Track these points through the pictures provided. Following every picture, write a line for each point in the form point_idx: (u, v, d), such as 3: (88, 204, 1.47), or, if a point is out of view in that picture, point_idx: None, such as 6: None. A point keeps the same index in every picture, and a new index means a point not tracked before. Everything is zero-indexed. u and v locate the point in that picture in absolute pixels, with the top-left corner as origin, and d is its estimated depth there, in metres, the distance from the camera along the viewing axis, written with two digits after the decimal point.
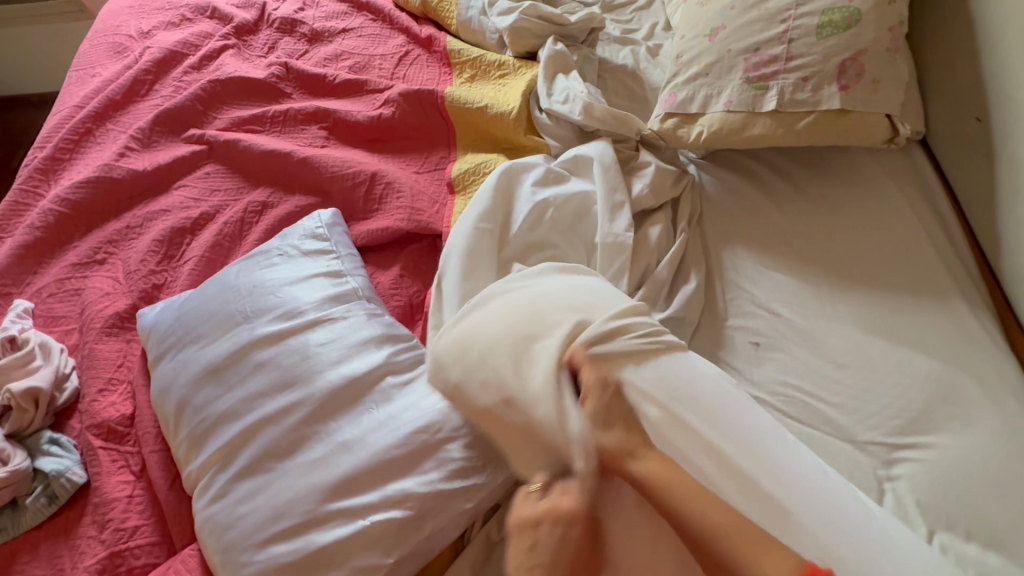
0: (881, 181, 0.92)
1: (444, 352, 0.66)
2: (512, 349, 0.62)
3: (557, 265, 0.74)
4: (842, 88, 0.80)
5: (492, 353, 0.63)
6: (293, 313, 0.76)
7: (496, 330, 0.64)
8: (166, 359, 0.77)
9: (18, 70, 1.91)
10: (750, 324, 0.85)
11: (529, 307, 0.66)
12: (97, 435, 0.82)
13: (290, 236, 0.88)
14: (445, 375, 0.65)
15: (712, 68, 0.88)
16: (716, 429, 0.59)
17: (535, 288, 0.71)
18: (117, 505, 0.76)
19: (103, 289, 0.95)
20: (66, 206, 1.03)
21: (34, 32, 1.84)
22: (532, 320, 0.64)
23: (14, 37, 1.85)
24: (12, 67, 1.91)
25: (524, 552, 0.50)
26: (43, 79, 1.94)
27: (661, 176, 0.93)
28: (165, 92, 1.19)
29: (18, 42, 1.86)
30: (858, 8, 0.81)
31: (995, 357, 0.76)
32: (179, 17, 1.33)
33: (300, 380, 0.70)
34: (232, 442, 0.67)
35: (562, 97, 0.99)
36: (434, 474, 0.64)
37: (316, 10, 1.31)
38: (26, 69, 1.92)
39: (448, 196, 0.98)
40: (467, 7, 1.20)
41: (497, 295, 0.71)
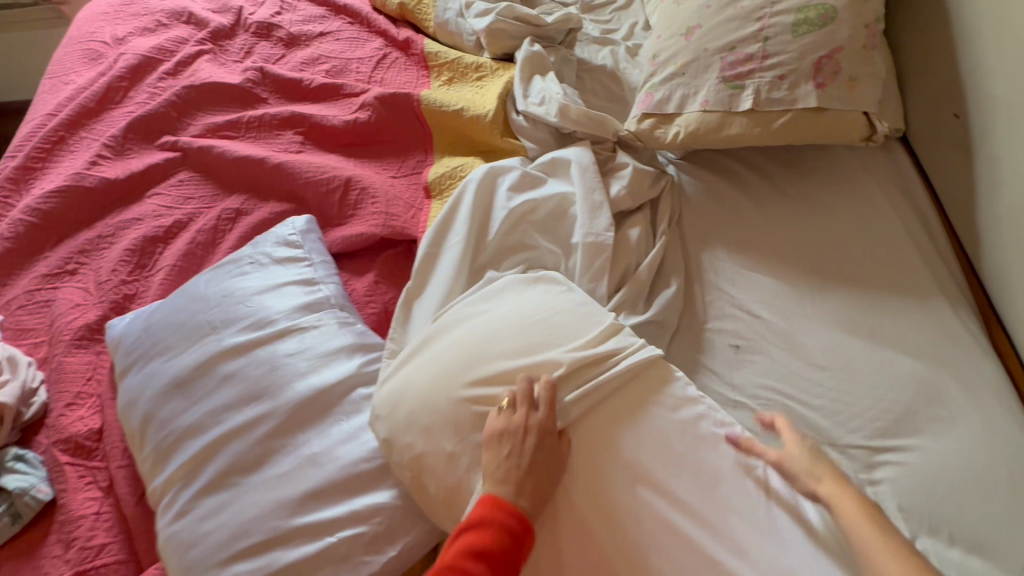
0: (860, 179, 0.91)
1: (398, 374, 0.66)
2: (465, 367, 0.62)
3: (523, 277, 0.73)
4: (818, 86, 0.79)
5: (445, 373, 0.63)
6: (262, 323, 0.74)
7: (430, 381, 0.63)
8: (133, 372, 0.75)
9: None
10: (730, 326, 0.83)
11: (488, 325, 0.66)
12: (64, 450, 0.80)
13: (262, 244, 0.86)
14: (379, 427, 0.64)
15: (689, 67, 0.87)
16: (681, 449, 0.59)
17: (500, 300, 0.70)
18: (83, 522, 0.74)
19: (73, 301, 0.93)
20: (37, 217, 1.01)
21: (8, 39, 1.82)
22: (490, 337, 0.64)
23: None
24: None
25: (499, 458, 0.57)
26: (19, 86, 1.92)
27: (639, 178, 0.91)
28: (139, 99, 1.17)
29: None
30: (833, 5, 0.80)
31: (976, 356, 0.75)
32: (155, 23, 1.31)
33: (268, 392, 0.68)
34: (197, 457, 0.65)
35: (539, 98, 0.98)
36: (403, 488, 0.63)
37: (293, 14, 1.30)
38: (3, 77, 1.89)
39: (425, 201, 0.97)
40: (445, 9, 1.19)
41: (444, 330, 0.68)
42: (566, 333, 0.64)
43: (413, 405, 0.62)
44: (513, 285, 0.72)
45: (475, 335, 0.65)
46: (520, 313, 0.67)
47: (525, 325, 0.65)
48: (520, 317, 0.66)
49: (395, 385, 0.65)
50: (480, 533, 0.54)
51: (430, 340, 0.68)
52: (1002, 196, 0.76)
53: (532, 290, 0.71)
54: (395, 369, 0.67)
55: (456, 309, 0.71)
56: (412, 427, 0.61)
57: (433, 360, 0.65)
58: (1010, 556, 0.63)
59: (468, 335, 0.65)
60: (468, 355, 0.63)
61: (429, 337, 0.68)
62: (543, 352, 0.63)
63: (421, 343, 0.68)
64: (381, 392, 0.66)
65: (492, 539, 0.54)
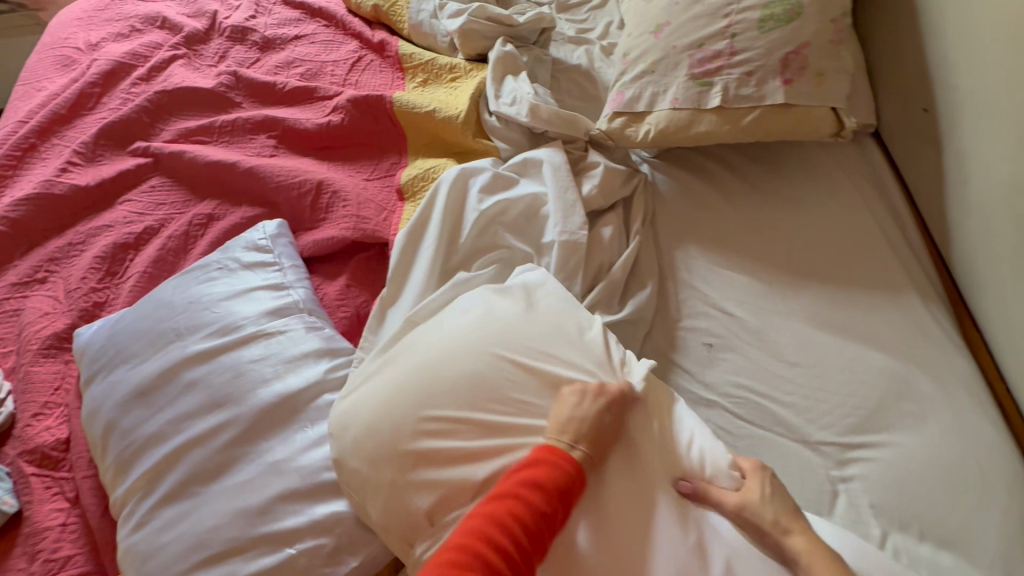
0: (832, 174, 0.91)
1: (356, 393, 0.65)
2: (438, 385, 0.61)
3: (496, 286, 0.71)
4: (786, 82, 0.79)
5: (416, 390, 0.61)
6: (227, 329, 0.73)
7: (385, 404, 0.62)
8: (97, 381, 0.74)
9: None
10: (703, 324, 0.83)
11: (450, 343, 0.64)
12: (30, 461, 0.79)
13: (231, 249, 0.85)
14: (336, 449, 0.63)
15: (658, 65, 0.87)
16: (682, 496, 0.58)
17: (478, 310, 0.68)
18: (48, 534, 0.73)
19: (41, 310, 0.92)
20: (6, 225, 1.00)
21: None
22: (463, 353, 0.63)
23: None
24: None
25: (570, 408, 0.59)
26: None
27: (611, 177, 0.91)
28: (112, 104, 1.16)
29: None
30: (799, 1, 0.80)
31: (950, 352, 0.74)
32: (129, 28, 1.30)
33: (230, 399, 0.67)
34: (158, 467, 0.64)
35: (510, 98, 0.97)
36: None
37: (268, 18, 1.29)
38: None
39: (398, 203, 0.96)
40: (418, 11, 1.18)
41: (406, 346, 0.67)
42: (538, 347, 0.64)
43: (378, 424, 0.61)
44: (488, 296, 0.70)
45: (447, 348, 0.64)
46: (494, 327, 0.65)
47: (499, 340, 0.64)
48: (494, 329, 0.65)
49: (359, 400, 0.64)
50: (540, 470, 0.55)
51: (401, 353, 0.66)
52: (971, 191, 0.75)
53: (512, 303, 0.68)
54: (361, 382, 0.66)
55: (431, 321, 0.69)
56: (368, 449, 0.61)
57: (401, 378, 0.63)
58: (981, 551, 0.63)
59: (440, 350, 0.64)
60: (440, 372, 0.62)
61: (400, 350, 0.67)
62: (519, 371, 0.62)
63: (391, 357, 0.66)
64: (345, 408, 0.64)
65: (551, 475, 0.55)
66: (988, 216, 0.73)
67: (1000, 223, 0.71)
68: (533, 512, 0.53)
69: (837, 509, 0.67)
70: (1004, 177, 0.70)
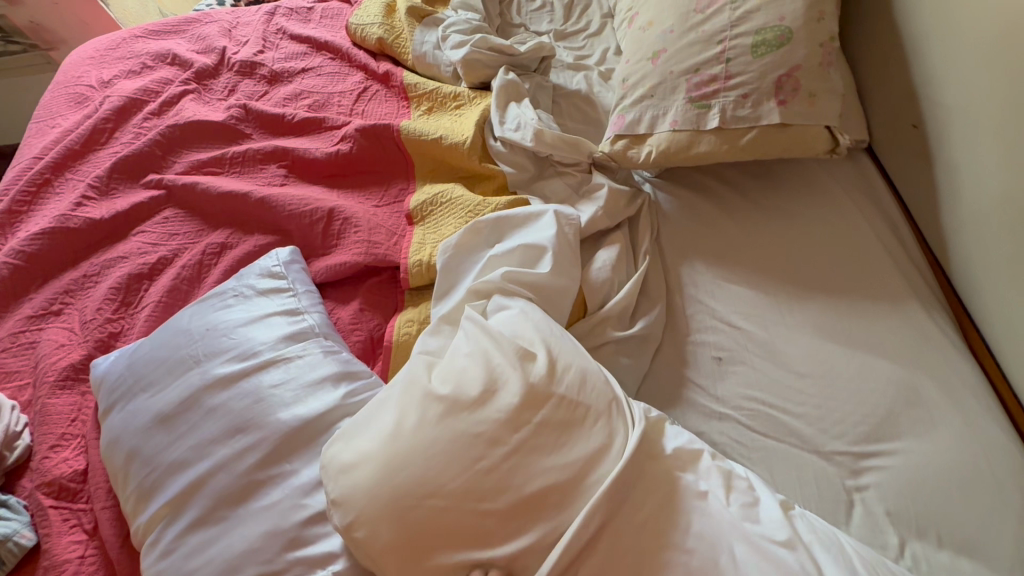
0: (826, 185, 0.95)
1: (359, 469, 0.59)
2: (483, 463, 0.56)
3: (507, 342, 0.65)
4: (781, 103, 0.83)
5: (445, 498, 0.55)
6: (247, 354, 0.75)
7: (395, 474, 0.57)
8: (115, 411, 0.75)
9: None
10: (712, 339, 0.84)
11: (466, 414, 0.58)
12: (48, 494, 0.79)
13: (246, 276, 0.87)
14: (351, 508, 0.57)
15: (656, 90, 0.90)
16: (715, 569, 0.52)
17: (505, 387, 0.60)
18: (67, 567, 0.73)
19: (57, 342, 0.93)
20: (21, 259, 1.01)
21: None
22: (492, 451, 0.56)
23: None
24: None
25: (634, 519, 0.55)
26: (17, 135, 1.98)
27: (615, 198, 0.93)
28: (125, 139, 1.19)
29: None
30: (789, 27, 0.83)
31: (955, 358, 0.76)
32: (140, 65, 1.34)
33: (252, 424, 0.68)
34: (182, 494, 0.65)
35: (514, 124, 1.01)
36: None
37: (275, 52, 1.33)
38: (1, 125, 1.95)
39: (407, 227, 0.98)
40: (422, 43, 1.23)
41: (421, 409, 0.60)
42: (566, 410, 0.59)
43: (404, 531, 0.55)
44: (512, 364, 0.62)
45: (475, 437, 0.57)
46: (524, 412, 0.58)
47: (528, 428, 0.58)
48: (526, 418, 0.58)
49: (373, 492, 0.57)
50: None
51: (411, 441, 0.58)
52: (964, 203, 0.78)
53: (557, 365, 0.63)
54: (368, 464, 0.58)
55: (450, 394, 0.60)
56: (379, 520, 0.56)
57: (428, 477, 0.56)
58: (1001, 556, 0.63)
59: (466, 445, 0.57)
60: (473, 472, 0.55)
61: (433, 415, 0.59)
62: (563, 439, 0.58)
63: (423, 422, 0.59)
64: (353, 494, 0.58)
65: None
66: (984, 223, 0.75)
67: (996, 233, 0.73)
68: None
69: (855, 517, 0.68)
70: (997, 190, 0.72)
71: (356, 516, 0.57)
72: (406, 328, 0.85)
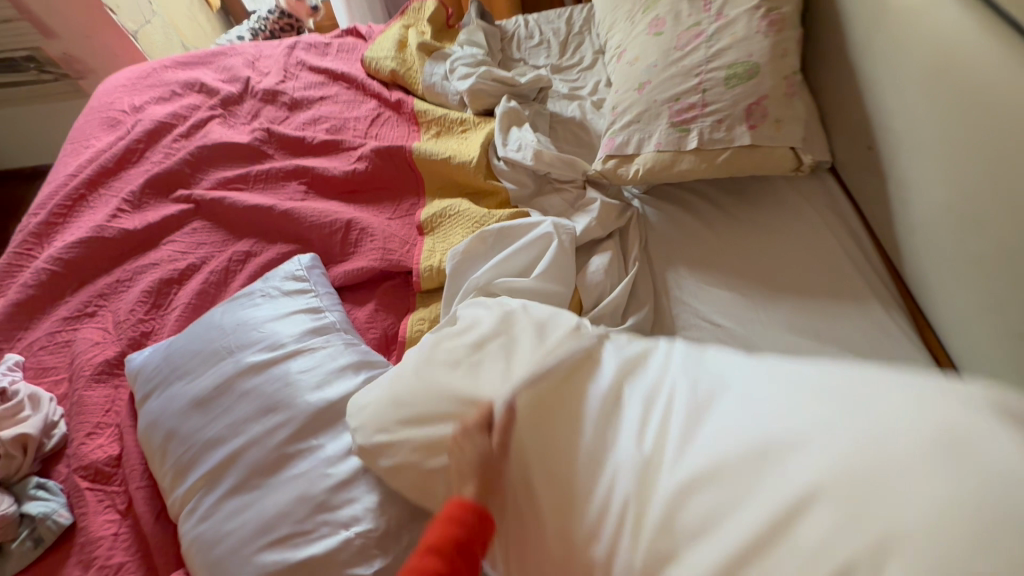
0: (792, 197, 1.06)
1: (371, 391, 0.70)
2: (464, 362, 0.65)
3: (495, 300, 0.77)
4: (751, 127, 0.94)
5: (430, 386, 0.64)
6: (275, 345, 0.83)
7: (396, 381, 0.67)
8: (153, 397, 0.83)
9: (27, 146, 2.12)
10: (695, 335, 0.93)
11: (454, 336, 0.69)
12: (85, 476, 0.86)
13: (272, 279, 0.96)
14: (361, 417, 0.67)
15: (643, 115, 1.02)
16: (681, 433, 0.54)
17: (488, 318, 0.71)
18: (103, 543, 0.80)
19: (92, 340, 1.01)
20: (59, 266, 1.10)
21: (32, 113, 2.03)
22: (474, 356, 0.65)
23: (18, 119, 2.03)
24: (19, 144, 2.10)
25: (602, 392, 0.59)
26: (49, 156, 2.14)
27: (607, 210, 1.04)
28: (155, 158, 1.30)
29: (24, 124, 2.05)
30: (756, 63, 0.96)
31: (911, 350, 0.85)
32: (169, 92, 1.45)
33: (282, 404, 0.75)
34: (219, 467, 0.72)
35: (517, 145, 1.12)
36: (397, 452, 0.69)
37: (296, 82, 1.45)
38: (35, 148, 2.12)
39: (418, 237, 1.07)
40: (431, 74, 1.36)
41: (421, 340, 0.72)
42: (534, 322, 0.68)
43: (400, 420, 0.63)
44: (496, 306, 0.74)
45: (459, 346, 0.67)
46: (500, 328, 0.68)
47: (504, 337, 0.67)
48: (501, 331, 0.68)
49: (380, 399, 0.67)
50: (447, 526, 0.53)
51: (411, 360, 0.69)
52: (913, 213, 0.89)
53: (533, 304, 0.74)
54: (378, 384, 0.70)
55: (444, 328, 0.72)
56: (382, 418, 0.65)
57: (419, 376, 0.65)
58: None
59: (450, 353, 0.66)
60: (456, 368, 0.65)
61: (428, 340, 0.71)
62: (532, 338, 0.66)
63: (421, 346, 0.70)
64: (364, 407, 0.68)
65: None
66: (930, 230, 0.85)
67: (940, 237, 0.83)
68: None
69: None
70: (938, 199, 0.83)
71: (367, 425, 0.66)
72: (418, 325, 0.94)
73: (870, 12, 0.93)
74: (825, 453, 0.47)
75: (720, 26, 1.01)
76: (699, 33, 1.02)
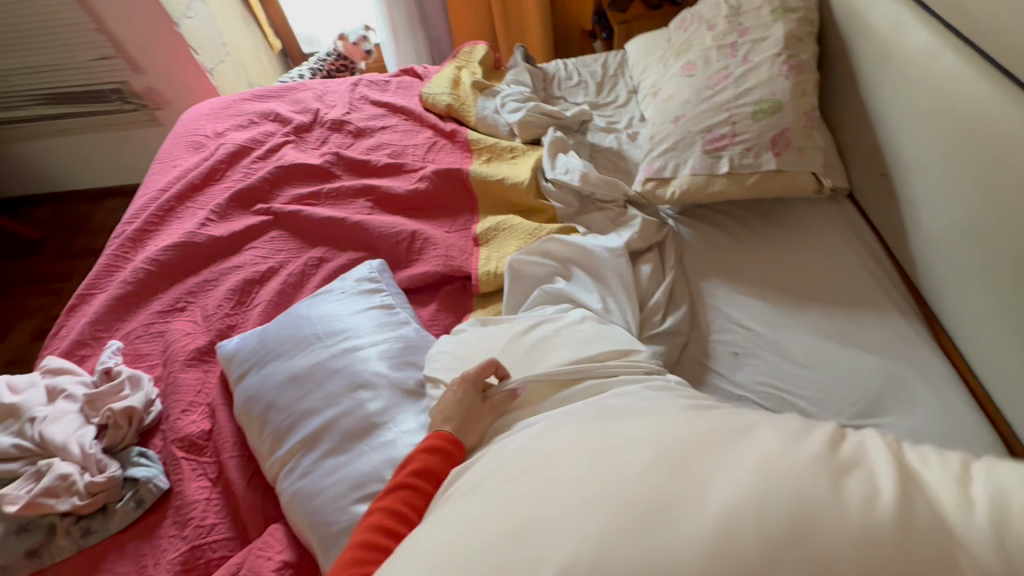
0: (814, 220, 1.17)
1: (456, 338, 0.93)
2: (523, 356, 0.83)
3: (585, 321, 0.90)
4: (776, 155, 1.07)
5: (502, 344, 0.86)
6: (357, 335, 0.94)
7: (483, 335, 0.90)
8: (250, 375, 0.94)
9: (114, 165, 2.38)
10: (729, 337, 1.03)
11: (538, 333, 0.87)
12: (180, 447, 0.96)
13: (348, 279, 1.08)
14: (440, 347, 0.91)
15: (678, 144, 1.15)
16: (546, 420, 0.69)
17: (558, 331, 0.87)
18: (197, 505, 0.89)
19: (185, 330, 1.13)
20: (154, 266, 1.23)
21: (117, 136, 2.27)
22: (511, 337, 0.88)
23: (109, 142, 2.29)
24: (108, 163, 2.37)
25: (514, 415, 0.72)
26: (133, 172, 2.41)
27: (647, 227, 1.16)
28: (236, 177, 1.45)
29: (114, 147, 2.31)
30: (779, 101, 1.10)
31: (928, 354, 0.94)
32: (247, 120, 1.63)
33: (368, 382, 0.86)
34: (315, 433, 0.82)
35: (564, 169, 1.25)
36: (387, 439, 0.79)
37: (359, 113, 1.62)
38: (122, 166, 2.38)
39: (474, 247, 1.20)
40: (484, 108, 1.52)
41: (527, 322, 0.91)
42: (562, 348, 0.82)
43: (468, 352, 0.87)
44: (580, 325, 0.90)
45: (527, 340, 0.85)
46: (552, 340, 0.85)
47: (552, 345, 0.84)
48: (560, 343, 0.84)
49: (458, 343, 0.90)
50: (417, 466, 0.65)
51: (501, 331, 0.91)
52: (925, 233, 1.00)
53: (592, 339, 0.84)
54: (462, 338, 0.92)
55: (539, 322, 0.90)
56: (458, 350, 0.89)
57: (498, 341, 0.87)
58: None
59: (494, 332, 0.90)
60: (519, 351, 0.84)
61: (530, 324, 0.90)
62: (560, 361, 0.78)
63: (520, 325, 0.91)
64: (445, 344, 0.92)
65: None
66: (941, 246, 0.96)
67: (951, 252, 0.94)
68: (422, 498, 0.63)
69: None
70: (946, 217, 0.94)
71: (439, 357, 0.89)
72: None
73: (879, 59, 1.07)
74: (701, 425, 0.47)
75: (745, 69, 1.15)
76: (727, 75, 1.17)
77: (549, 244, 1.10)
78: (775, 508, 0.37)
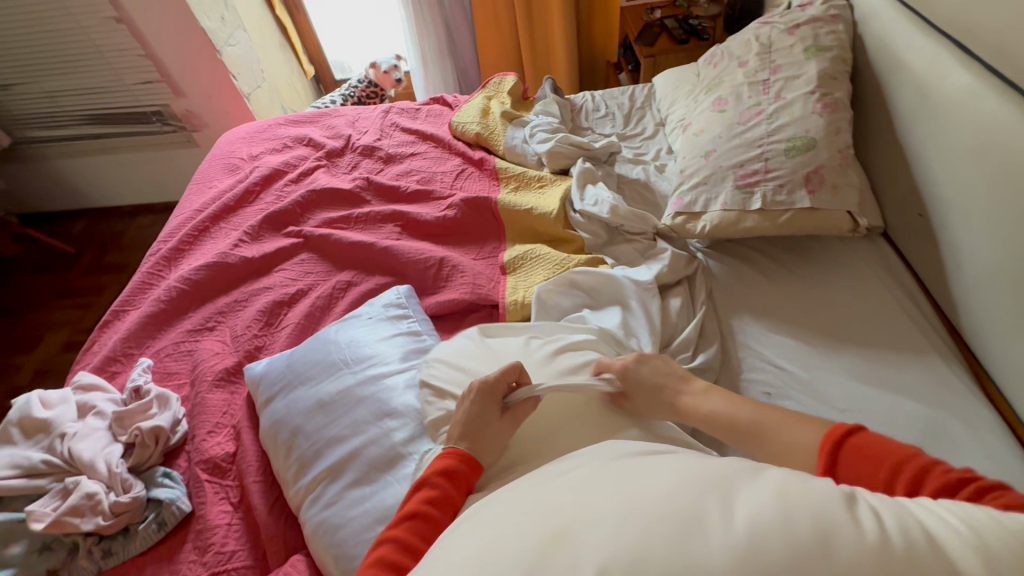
0: (848, 258, 1.15)
1: (464, 342, 0.92)
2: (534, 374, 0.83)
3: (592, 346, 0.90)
4: (810, 192, 1.06)
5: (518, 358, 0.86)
6: (385, 362, 0.94)
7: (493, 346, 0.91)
8: (277, 400, 0.94)
9: (150, 184, 2.46)
10: (761, 377, 1.00)
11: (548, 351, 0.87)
12: (204, 469, 0.96)
13: (376, 304, 1.08)
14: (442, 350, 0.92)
15: (709, 178, 1.15)
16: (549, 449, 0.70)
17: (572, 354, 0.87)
18: (218, 530, 0.88)
19: (214, 350, 1.14)
20: (187, 285, 1.25)
21: (154, 156, 2.35)
22: (521, 355, 0.88)
23: (146, 161, 2.37)
24: (145, 182, 2.45)
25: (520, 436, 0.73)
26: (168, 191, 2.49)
27: (676, 260, 1.15)
28: (269, 200, 1.49)
29: (151, 166, 2.39)
30: (813, 137, 1.09)
31: (973, 403, 0.90)
32: (282, 144, 1.67)
33: (396, 411, 0.85)
34: (340, 461, 0.81)
35: (593, 201, 1.25)
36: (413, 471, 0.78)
37: (390, 140, 1.65)
38: (157, 184, 2.46)
39: (501, 276, 1.20)
40: (512, 138, 1.55)
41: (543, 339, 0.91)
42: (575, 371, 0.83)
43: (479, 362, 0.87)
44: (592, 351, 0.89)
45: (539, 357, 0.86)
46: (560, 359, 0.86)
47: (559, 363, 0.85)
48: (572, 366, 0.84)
49: (467, 349, 0.90)
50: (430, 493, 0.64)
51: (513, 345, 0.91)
52: (967, 276, 0.97)
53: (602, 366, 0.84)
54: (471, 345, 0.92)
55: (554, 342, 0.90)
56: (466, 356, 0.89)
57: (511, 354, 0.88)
58: None
59: (505, 345, 0.90)
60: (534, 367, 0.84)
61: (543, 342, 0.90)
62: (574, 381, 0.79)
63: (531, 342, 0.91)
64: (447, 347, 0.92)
65: None
66: (984, 289, 0.93)
67: (995, 297, 0.91)
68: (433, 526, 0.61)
69: None
70: (989, 260, 0.91)
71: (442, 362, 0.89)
72: None
73: (916, 98, 1.06)
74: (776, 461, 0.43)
75: (779, 106, 1.15)
76: (760, 112, 1.17)
77: (575, 276, 1.09)
78: (796, 529, 0.35)
